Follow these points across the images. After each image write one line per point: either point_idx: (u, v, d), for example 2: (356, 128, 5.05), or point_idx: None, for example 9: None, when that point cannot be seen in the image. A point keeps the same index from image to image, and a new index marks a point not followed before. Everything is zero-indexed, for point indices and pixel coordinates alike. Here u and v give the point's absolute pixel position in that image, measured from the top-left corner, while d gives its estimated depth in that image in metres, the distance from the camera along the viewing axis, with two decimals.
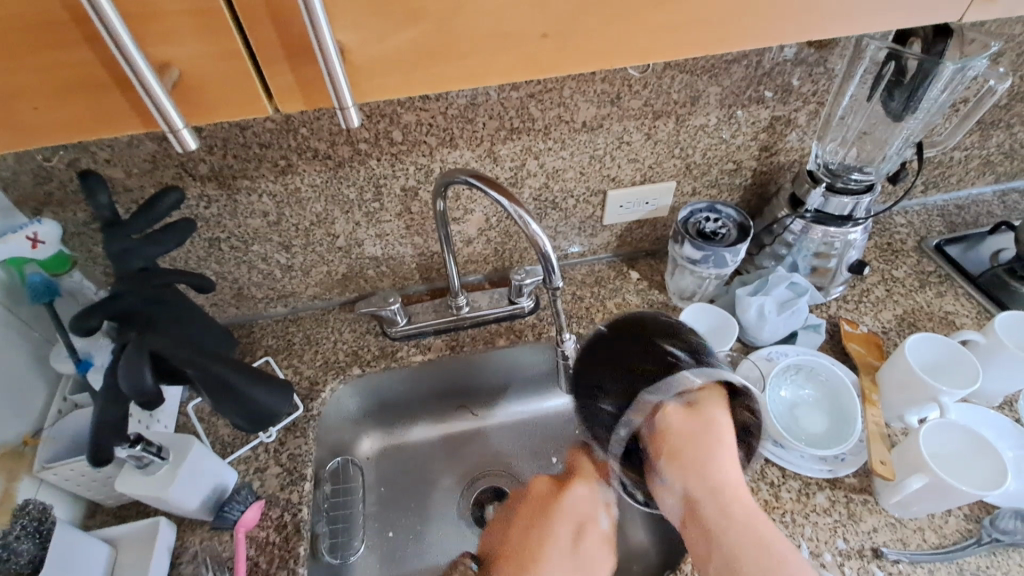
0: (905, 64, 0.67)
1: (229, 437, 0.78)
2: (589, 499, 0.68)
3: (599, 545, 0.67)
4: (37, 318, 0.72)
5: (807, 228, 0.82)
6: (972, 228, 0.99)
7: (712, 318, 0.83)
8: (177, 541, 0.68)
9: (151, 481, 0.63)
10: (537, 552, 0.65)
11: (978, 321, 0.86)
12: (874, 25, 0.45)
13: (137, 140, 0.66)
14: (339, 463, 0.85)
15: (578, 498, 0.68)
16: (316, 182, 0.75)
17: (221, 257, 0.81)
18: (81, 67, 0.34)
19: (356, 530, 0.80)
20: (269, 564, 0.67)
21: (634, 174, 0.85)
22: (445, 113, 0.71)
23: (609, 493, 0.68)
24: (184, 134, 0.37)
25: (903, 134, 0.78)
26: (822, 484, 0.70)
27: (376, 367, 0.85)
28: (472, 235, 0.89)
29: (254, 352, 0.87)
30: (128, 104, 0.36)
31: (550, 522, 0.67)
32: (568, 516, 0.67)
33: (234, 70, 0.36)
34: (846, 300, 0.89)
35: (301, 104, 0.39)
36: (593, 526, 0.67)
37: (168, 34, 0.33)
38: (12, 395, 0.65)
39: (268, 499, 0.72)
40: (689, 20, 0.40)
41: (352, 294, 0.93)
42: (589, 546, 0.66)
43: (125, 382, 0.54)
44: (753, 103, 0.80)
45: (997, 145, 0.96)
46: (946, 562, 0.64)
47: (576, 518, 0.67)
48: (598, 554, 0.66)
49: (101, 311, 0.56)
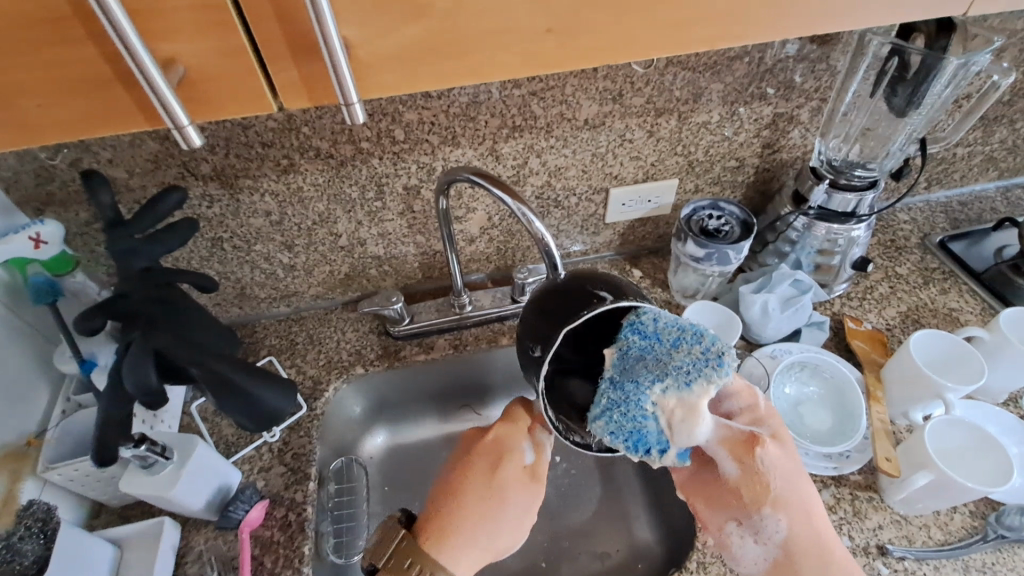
0: (909, 59, 0.67)
1: (232, 437, 0.78)
2: (521, 440, 0.58)
3: (520, 480, 0.56)
4: (40, 318, 0.72)
5: (810, 224, 0.82)
6: (975, 224, 0.98)
7: (715, 315, 0.82)
8: (181, 541, 0.68)
9: (155, 480, 0.63)
10: (457, 494, 0.55)
11: (982, 317, 0.85)
12: (879, 18, 0.44)
13: (139, 140, 0.66)
14: (342, 463, 0.84)
15: (507, 437, 0.58)
16: (318, 181, 0.75)
17: (223, 256, 0.81)
18: (85, 64, 0.34)
19: (360, 530, 0.79)
20: (274, 563, 0.67)
21: (637, 172, 0.85)
22: (447, 111, 0.71)
23: (544, 435, 0.59)
24: (189, 131, 0.37)
25: (908, 130, 0.78)
26: (828, 481, 0.69)
27: (380, 367, 0.85)
28: (474, 234, 0.89)
29: (257, 352, 0.87)
30: (133, 101, 0.36)
31: (473, 462, 0.57)
32: (494, 455, 0.57)
33: (239, 67, 0.35)
34: (850, 297, 0.88)
35: (305, 101, 0.39)
36: (517, 462, 0.57)
37: (174, 30, 0.33)
38: (15, 395, 0.65)
39: (272, 499, 0.72)
40: (691, 15, 0.40)
41: (354, 293, 0.92)
42: (513, 483, 0.56)
43: (130, 380, 0.55)
44: (755, 100, 0.79)
45: (1000, 141, 0.96)
46: (952, 559, 0.63)
47: (500, 455, 0.57)
48: (524, 486, 0.57)
49: (103, 312, 0.56)
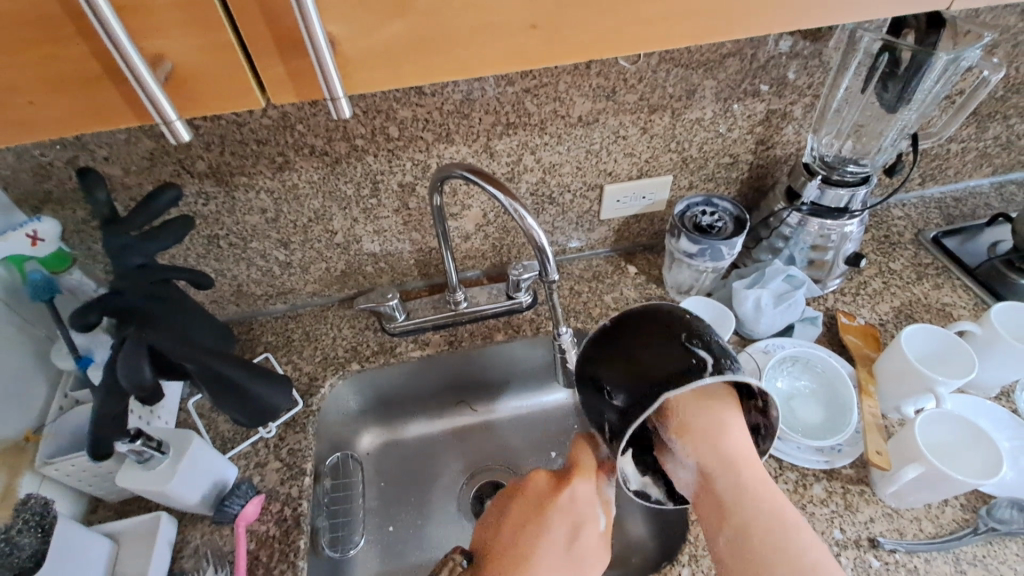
0: (899, 55, 0.67)
1: (229, 433, 0.78)
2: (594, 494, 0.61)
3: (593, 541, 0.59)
4: (37, 316, 0.72)
5: (803, 220, 0.82)
6: (969, 220, 0.99)
7: (709, 310, 0.83)
8: (177, 536, 0.68)
9: (151, 475, 0.64)
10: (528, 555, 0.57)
11: (975, 312, 0.86)
12: (864, 13, 0.45)
13: (135, 138, 0.66)
14: (338, 458, 0.85)
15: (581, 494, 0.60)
16: (313, 179, 0.76)
17: (219, 254, 0.82)
18: (75, 60, 0.34)
19: (355, 525, 0.80)
20: (270, 558, 0.67)
21: (631, 169, 0.85)
22: (441, 108, 0.72)
23: (608, 488, 0.62)
24: (177, 126, 0.37)
25: (898, 125, 0.78)
26: (819, 475, 0.70)
27: (375, 363, 0.86)
28: (470, 231, 0.89)
29: (254, 349, 0.88)
30: (122, 98, 0.37)
31: (547, 517, 0.59)
32: (569, 514, 0.60)
33: (226, 63, 0.36)
34: (843, 293, 0.89)
35: (292, 95, 0.39)
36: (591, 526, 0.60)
37: (161, 27, 0.33)
38: (12, 391, 0.66)
39: (268, 494, 0.73)
40: (676, 11, 0.40)
41: (350, 290, 0.93)
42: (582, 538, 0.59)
43: (124, 375, 0.54)
44: (748, 97, 0.80)
45: (994, 137, 0.96)
46: (943, 551, 0.64)
47: (577, 516, 0.60)
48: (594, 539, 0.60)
49: (100, 307, 0.56)
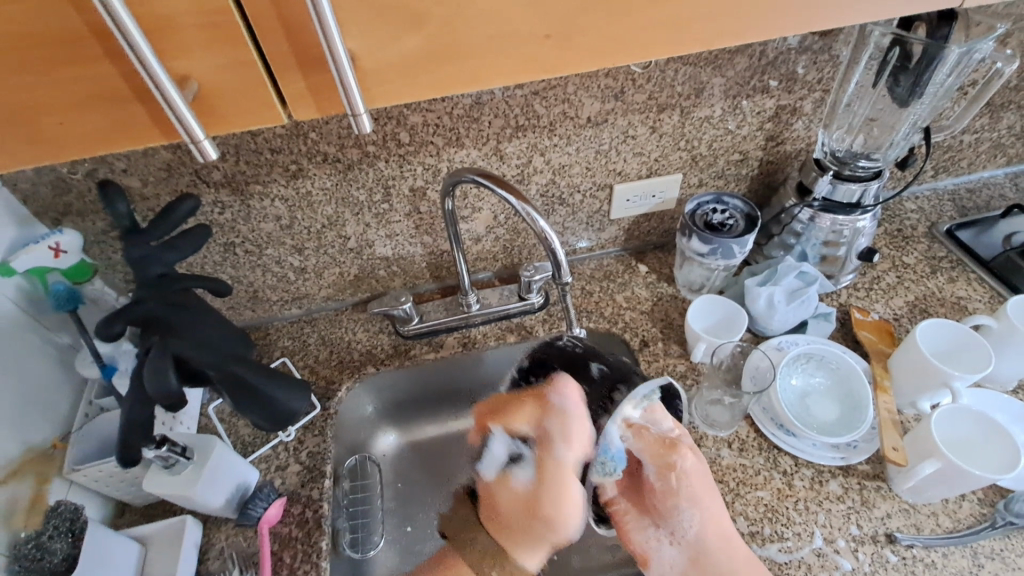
0: (910, 49, 0.66)
1: (249, 437, 0.80)
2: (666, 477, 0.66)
3: None
4: (63, 326, 0.74)
5: (815, 216, 0.82)
6: (983, 211, 0.98)
7: (721, 308, 0.83)
8: (203, 538, 0.70)
9: (176, 480, 0.65)
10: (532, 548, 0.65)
11: (991, 306, 0.85)
12: (887, 11, 0.45)
13: (151, 150, 0.68)
14: (356, 460, 0.85)
15: None
16: (327, 185, 0.77)
17: (236, 261, 0.83)
18: (101, 79, 0.35)
19: (374, 525, 0.80)
20: (293, 558, 0.69)
21: (641, 168, 0.85)
22: (451, 113, 0.72)
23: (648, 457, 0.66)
24: (205, 144, 0.38)
25: (912, 118, 0.77)
26: (835, 471, 0.70)
27: (390, 366, 0.87)
28: (481, 233, 0.90)
29: (271, 354, 0.89)
30: (148, 115, 0.38)
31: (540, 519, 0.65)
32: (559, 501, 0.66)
33: (251, 82, 0.37)
34: (856, 288, 0.89)
35: (312, 111, 0.40)
36: None
37: (189, 48, 0.34)
38: (41, 400, 0.68)
39: (289, 496, 0.74)
40: (703, 13, 0.40)
41: (364, 294, 0.94)
42: None
43: (151, 383, 0.56)
44: (757, 93, 0.80)
45: (1008, 128, 0.95)
46: (960, 546, 0.64)
47: None
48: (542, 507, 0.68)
49: (124, 317, 0.57)
